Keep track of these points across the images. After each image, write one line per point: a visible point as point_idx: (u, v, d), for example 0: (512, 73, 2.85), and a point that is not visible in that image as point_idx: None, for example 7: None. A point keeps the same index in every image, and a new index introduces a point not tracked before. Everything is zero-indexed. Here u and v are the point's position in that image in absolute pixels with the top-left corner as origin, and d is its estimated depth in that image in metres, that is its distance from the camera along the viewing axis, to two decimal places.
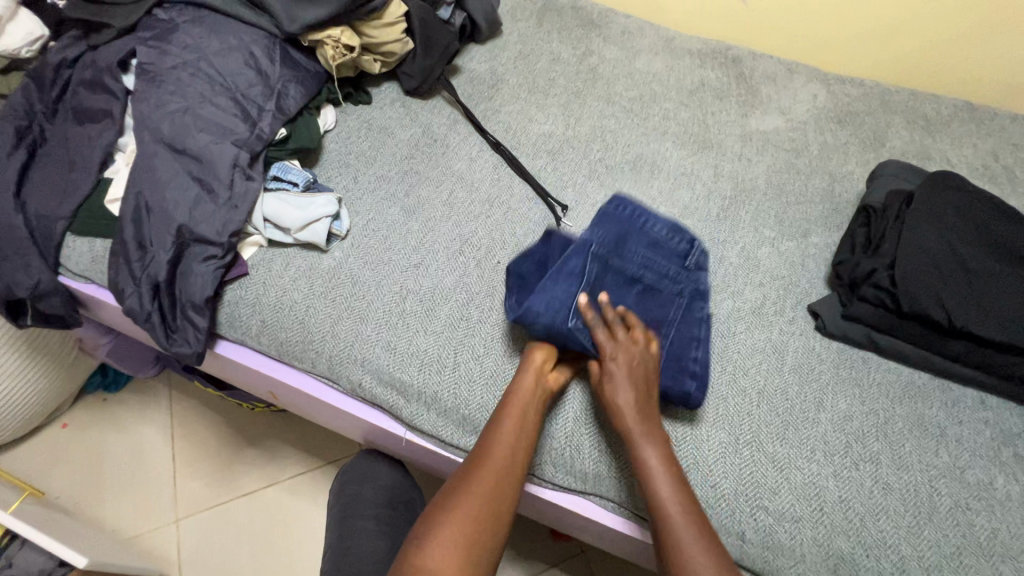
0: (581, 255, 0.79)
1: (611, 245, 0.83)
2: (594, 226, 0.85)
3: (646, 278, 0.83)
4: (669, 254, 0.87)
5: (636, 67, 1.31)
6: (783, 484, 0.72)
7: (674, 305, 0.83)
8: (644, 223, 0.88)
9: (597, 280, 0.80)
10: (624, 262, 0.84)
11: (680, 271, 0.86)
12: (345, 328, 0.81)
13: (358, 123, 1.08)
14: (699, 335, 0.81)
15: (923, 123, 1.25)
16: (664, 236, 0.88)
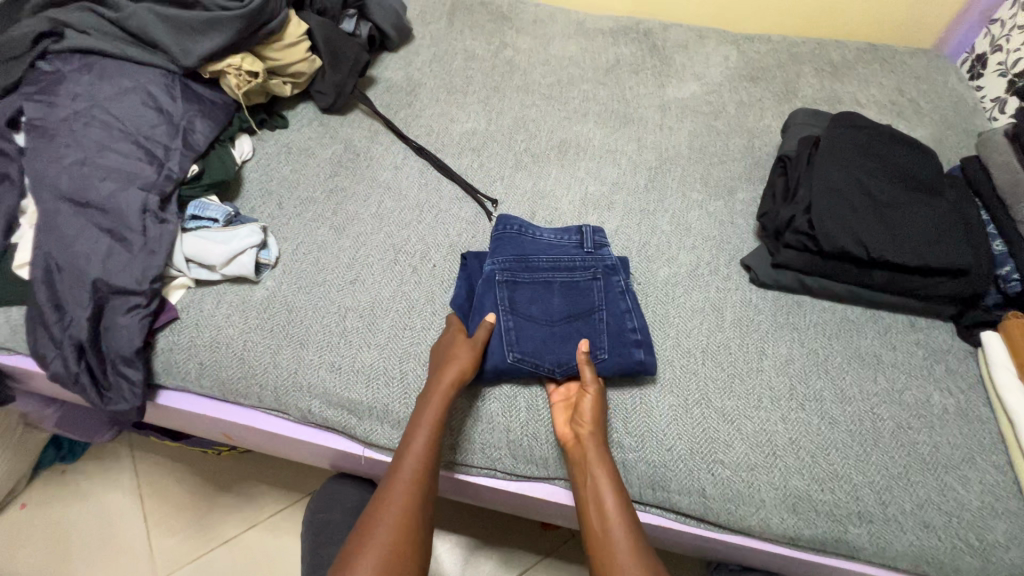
0: (490, 289, 0.81)
1: (513, 262, 0.84)
2: (493, 253, 0.86)
3: (559, 276, 0.84)
4: (567, 249, 0.88)
5: (552, 54, 1.32)
6: (736, 436, 0.74)
7: (594, 288, 0.83)
8: (535, 233, 0.89)
9: (515, 301, 0.81)
10: (533, 267, 0.84)
11: (584, 257, 0.86)
12: (286, 357, 0.80)
13: (277, 149, 1.06)
14: (630, 305, 0.82)
15: (831, 69, 1.29)
16: (554, 240, 0.89)
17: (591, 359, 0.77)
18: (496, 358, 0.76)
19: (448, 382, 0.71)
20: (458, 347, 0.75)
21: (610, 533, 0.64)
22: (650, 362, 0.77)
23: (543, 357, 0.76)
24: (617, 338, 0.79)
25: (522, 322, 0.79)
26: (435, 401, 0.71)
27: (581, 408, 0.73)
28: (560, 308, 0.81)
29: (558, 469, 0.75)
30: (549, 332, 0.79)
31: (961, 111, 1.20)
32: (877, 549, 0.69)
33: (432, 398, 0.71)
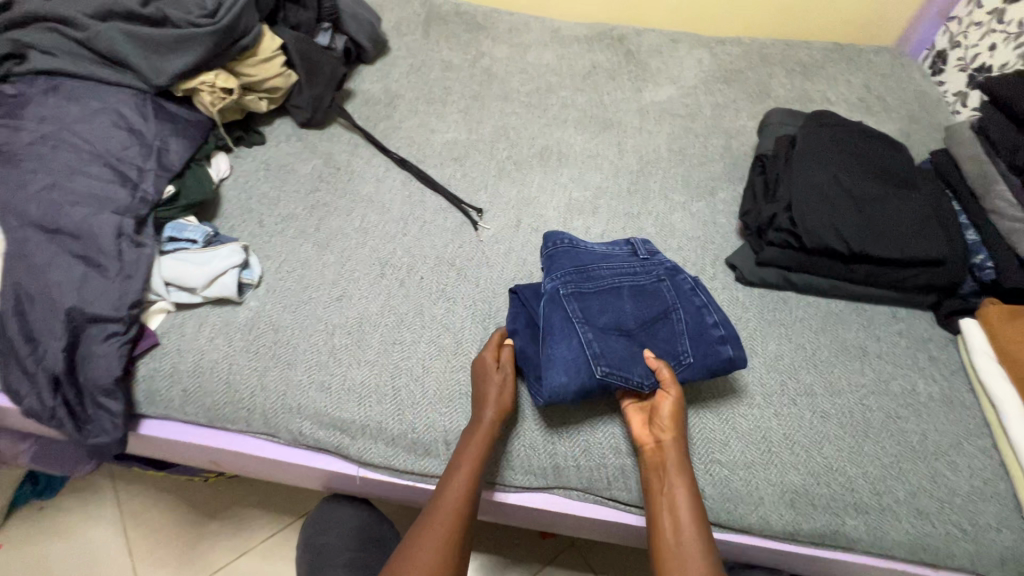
0: (556, 306, 0.76)
1: (574, 274, 0.80)
2: (549, 270, 0.81)
3: (625, 284, 0.80)
4: (622, 258, 0.85)
5: (529, 62, 1.33)
6: (731, 435, 0.74)
7: (662, 291, 0.80)
8: (585, 244, 0.85)
9: (586, 313, 0.76)
10: (595, 278, 0.80)
11: (642, 264, 0.84)
12: (274, 378, 0.78)
13: (255, 166, 1.05)
14: (704, 301, 0.79)
15: (801, 69, 1.33)
16: (606, 251, 0.86)
17: (677, 365, 0.74)
18: (581, 376, 0.70)
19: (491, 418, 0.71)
20: (499, 377, 0.74)
21: (679, 531, 0.65)
22: (739, 357, 0.74)
23: (633, 369, 0.72)
24: (702, 340, 0.75)
25: (601, 336, 0.74)
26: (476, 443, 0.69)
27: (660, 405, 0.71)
28: (634, 315, 0.77)
29: (557, 479, 0.75)
30: (629, 346, 0.75)
31: (927, 105, 1.24)
32: (875, 539, 0.70)
33: (476, 434, 0.70)
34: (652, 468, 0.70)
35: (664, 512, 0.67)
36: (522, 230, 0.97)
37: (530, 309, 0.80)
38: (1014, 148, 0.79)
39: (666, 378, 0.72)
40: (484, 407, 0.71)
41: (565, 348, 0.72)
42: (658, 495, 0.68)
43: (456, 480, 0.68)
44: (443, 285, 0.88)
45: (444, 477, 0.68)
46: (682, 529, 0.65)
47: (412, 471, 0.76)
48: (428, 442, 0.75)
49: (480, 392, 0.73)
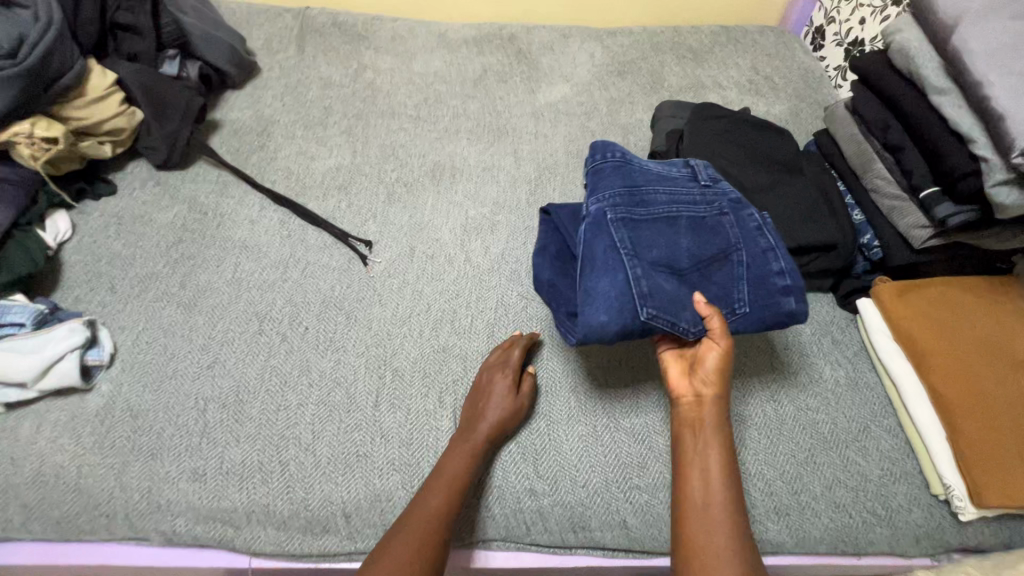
0: (601, 233, 0.69)
1: (626, 198, 0.72)
2: (595, 189, 0.73)
3: (683, 212, 0.72)
4: (681, 180, 0.76)
5: (415, 71, 1.25)
6: (648, 456, 0.71)
7: (723, 225, 0.73)
8: (639, 162, 0.76)
9: (634, 244, 0.69)
10: (649, 202, 0.72)
11: (703, 191, 0.75)
12: (135, 474, 0.67)
13: (104, 221, 0.91)
14: (770, 243, 0.72)
15: (691, 55, 1.32)
16: (665, 171, 0.77)
17: (728, 315, 0.69)
18: (630, 315, 0.64)
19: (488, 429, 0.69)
20: (497, 389, 0.72)
21: (704, 495, 0.62)
22: (800, 311, 0.69)
23: (680, 315, 0.66)
24: (763, 288, 0.69)
25: (649, 272, 0.67)
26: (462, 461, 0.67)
27: (704, 358, 0.68)
28: (691, 252, 0.70)
29: (474, 532, 0.68)
30: (680, 287, 0.68)
31: (811, 82, 1.27)
32: (798, 540, 0.68)
33: (466, 442, 0.68)
34: (688, 427, 0.67)
35: (693, 476, 0.64)
36: (417, 259, 0.90)
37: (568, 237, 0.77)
38: (884, 127, 0.78)
39: (715, 329, 0.67)
40: (482, 414, 0.71)
41: (609, 281, 0.65)
42: (688, 458, 0.65)
43: (438, 489, 0.65)
44: (331, 333, 0.80)
45: (427, 485, 0.65)
46: (713, 500, 0.62)
47: (308, 554, 0.67)
48: (324, 519, 0.67)
49: (482, 400, 0.72)
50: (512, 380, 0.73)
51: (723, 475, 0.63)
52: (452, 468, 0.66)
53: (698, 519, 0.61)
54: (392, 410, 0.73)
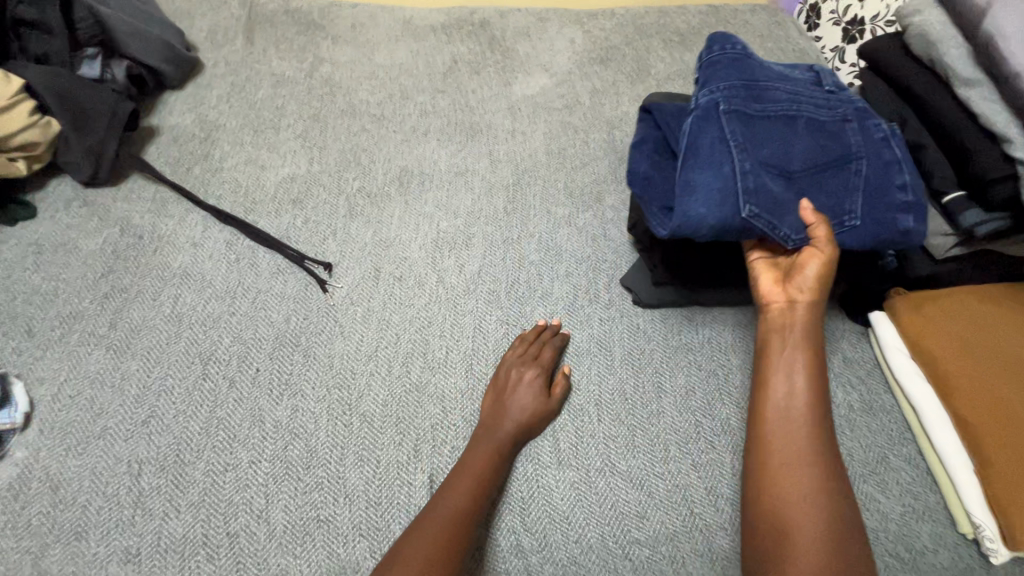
0: (712, 123, 0.63)
1: (742, 90, 0.65)
2: (710, 77, 0.67)
3: (803, 112, 0.66)
4: (803, 83, 0.69)
5: (378, 63, 1.13)
6: (647, 504, 0.64)
7: (848, 131, 0.65)
8: (760, 60, 0.70)
9: (747, 139, 0.62)
10: (768, 98, 0.65)
11: (827, 96, 0.68)
12: (56, 560, 0.57)
13: (21, 251, 0.80)
14: (898, 154, 0.64)
15: (679, 38, 1.22)
16: (786, 72, 0.70)
17: (835, 227, 0.62)
18: (729, 211, 0.59)
19: (508, 431, 0.65)
20: (524, 389, 0.68)
21: (788, 415, 0.57)
22: (919, 231, 0.62)
23: (782, 218, 0.60)
24: (880, 201, 0.63)
25: (758, 170, 0.61)
26: (453, 502, 0.59)
27: (804, 266, 0.61)
28: (807, 157, 0.63)
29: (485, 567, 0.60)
30: (788, 189, 0.62)
31: (808, 65, 1.18)
32: None
33: (483, 443, 0.64)
34: (781, 338, 0.60)
35: (776, 397, 0.58)
36: (383, 282, 0.80)
37: (667, 131, 0.71)
38: (900, 121, 0.70)
39: (820, 235, 0.60)
40: (501, 412, 0.67)
41: (712, 174, 0.61)
42: (776, 373, 0.59)
43: (455, 493, 0.60)
44: (286, 374, 0.71)
45: (442, 490, 0.60)
46: (795, 425, 0.57)
47: None
48: None
49: (505, 397, 0.68)
50: (540, 375, 0.69)
51: (810, 397, 0.57)
52: (440, 511, 0.58)
53: (782, 441, 0.56)
54: (358, 464, 0.65)
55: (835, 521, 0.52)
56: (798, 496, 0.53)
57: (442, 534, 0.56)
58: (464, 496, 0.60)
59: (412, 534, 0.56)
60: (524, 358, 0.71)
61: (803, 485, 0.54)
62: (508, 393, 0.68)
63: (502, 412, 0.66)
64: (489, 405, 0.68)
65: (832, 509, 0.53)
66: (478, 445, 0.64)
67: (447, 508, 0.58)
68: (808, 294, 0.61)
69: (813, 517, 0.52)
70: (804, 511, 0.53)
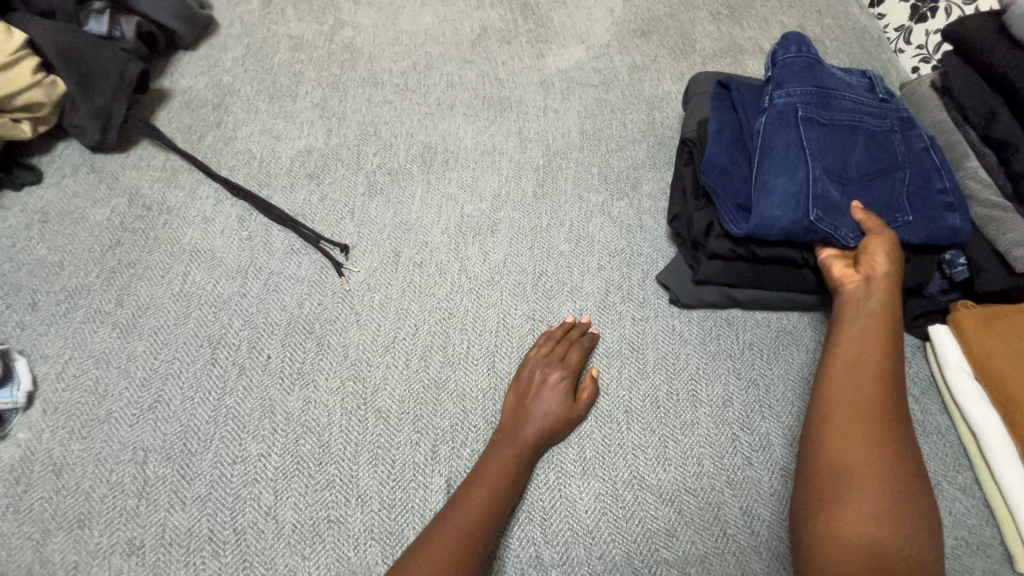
0: (784, 131, 0.66)
1: (814, 97, 0.68)
2: (781, 82, 0.69)
3: (865, 121, 0.68)
4: (861, 89, 0.71)
5: (402, 29, 1.05)
6: (677, 522, 0.60)
7: (898, 140, 0.68)
8: (825, 66, 0.72)
9: (815, 146, 0.65)
10: (834, 106, 0.68)
11: (880, 104, 0.70)
12: (57, 547, 0.55)
13: (26, 218, 0.76)
14: (937, 163, 0.67)
15: (727, 10, 1.12)
16: (847, 78, 0.72)
17: (892, 224, 0.64)
18: (796, 216, 0.62)
19: (535, 429, 0.61)
20: (548, 390, 0.63)
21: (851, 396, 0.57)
22: (963, 229, 0.64)
23: (841, 221, 0.63)
24: (926, 202, 0.65)
25: (823, 176, 0.64)
26: (471, 514, 0.55)
27: (872, 250, 0.61)
28: (863, 164, 0.66)
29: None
30: (847, 193, 0.64)
31: (869, 46, 1.08)
32: None
33: (510, 440, 0.60)
34: (851, 319, 0.61)
35: (841, 377, 0.58)
36: (401, 268, 0.75)
37: (741, 122, 0.71)
38: (989, 116, 0.66)
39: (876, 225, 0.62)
40: (524, 415, 0.62)
41: (786, 180, 0.63)
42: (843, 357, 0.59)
43: (489, 483, 0.57)
44: (298, 364, 0.67)
45: (473, 479, 0.58)
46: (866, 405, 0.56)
47: None
48: None
49: (529, 399, 0.63)
50: (567, 375, 0.65)
51: (877, 377, 0.57)
52: (455, 522, 0.54)
53: (847, 417, 0.55)
54: (372, 463, 0.61)
55: (902, 497, 0.51)
56: (871, 472, 0.52)
57: (475, 524, 0.54)
58: (496, 487, 0.57)
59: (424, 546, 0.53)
60: (551, 357, 0.66)
61: (876, 462, 0.53)
62: (531, 394, 0.63)
63: (527, 414, 0.62)
64: (513, 409, 0.63)
65: (898, 484, 0.52)
66: (502, 441, 0.61)
67: (463, 518, 0.54)
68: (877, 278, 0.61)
69: (876, 495, 0.51)
70: (868, 488, 0.51)
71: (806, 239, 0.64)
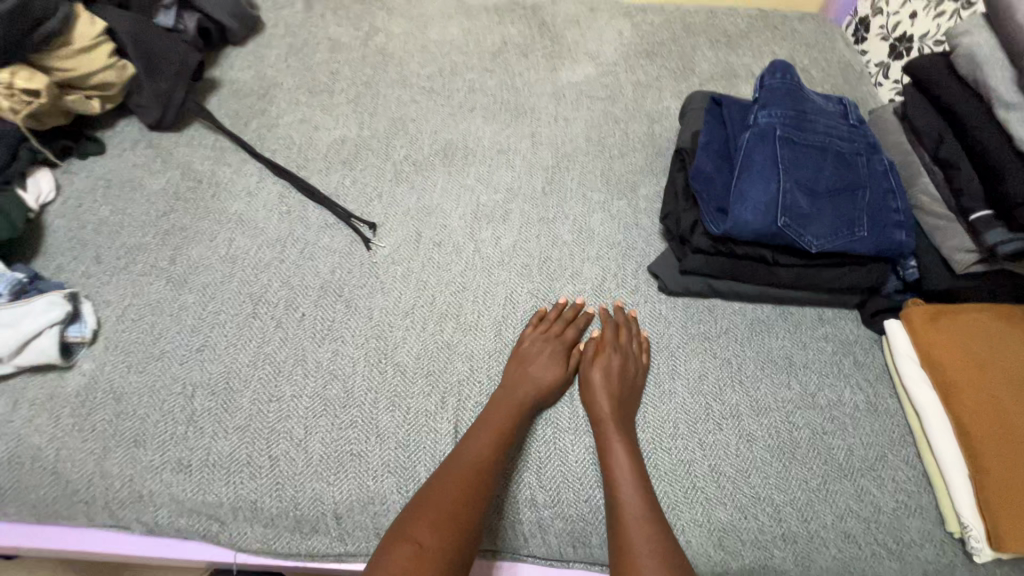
0: (763, 146, 0.76)
1: (792, 119, 0.78)
2: (766, 104, 0.79)
3: (835, 143, 0.78)
4: (835, 115, 0.82)
5: (430, 39, 1.16)
6: (655, 474, 0.68)
7: (862, 163, 0.78)
8: (806, 93, 0.82)
9: (789, 162, 0.75)
10: (809, 128, 0.78)
11: (851, 129, 0.81)
12: (116, 462, 0.64)
13: (91, 184, 0.85)
14: (894, 185, 0.77)
15: (724, 39, 1.24)
16: (824, 105, 0.83)
17: (849, 235, 0.74)
18: (767, 220, 0.72)
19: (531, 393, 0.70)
20: (542, 359, 0.73)
21: (629, 440, 0.68)
22: (910, 243, 0.74)
23: (807, 227, 0.73)
24: (882, 217, 0.75)
25: (794, 188, 0.74)
26: (475, 462, 0.63)
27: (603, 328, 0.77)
28: (829, 180, 0.76)
29: (499, 511, 0.66)
30: (814, 204, 0.74)
31: (851, 78, 1.19)
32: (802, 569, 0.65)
33: (506, 401, 0.69)
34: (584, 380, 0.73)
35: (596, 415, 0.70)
36: (422, 246, 0.84)
37: (730, 135, 0.82)
38: (938, 140, 0.76)
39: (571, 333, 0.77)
40: (522, 378, 0.71)
41: (761, 188, 0.73)
42: (607, 415, 0.69)
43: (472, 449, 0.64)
44: (328, 322, 0.76)
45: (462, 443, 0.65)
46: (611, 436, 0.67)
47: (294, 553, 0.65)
48: (314, 516, 0.64)
49: (525, 365, 0.72)
50: (559, 345, 0.75)
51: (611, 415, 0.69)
52: (463, 463, 0.63)
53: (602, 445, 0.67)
54: (390, 409, 0.70)
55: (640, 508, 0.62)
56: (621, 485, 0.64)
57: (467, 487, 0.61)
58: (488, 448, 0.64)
59: (436, 484, 0.61)
60: (543, 331, 0.76)
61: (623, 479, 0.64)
62: (526, 361, 0.73)
63: (524, 377, 0.71)
64: (512, 372, 0.72)
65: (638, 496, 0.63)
66: (492, 404, 0.69)
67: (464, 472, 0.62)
68: (619, 355, 0.74)
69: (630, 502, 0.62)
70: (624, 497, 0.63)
71: (775, 241, 0.74)
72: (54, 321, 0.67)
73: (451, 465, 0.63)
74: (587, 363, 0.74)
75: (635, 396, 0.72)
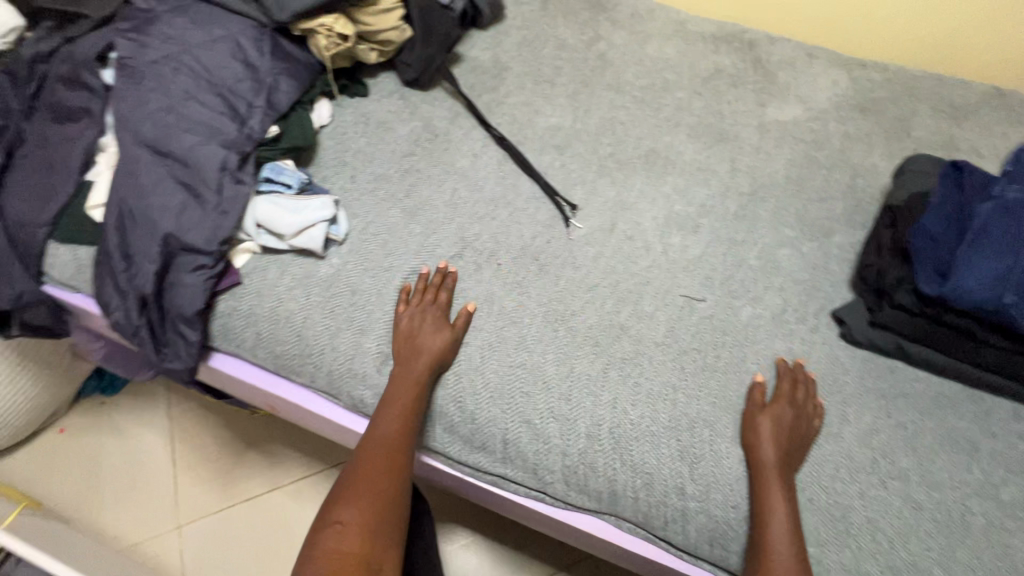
0: (1007, 219, 0.73)
1: None
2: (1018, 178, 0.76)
3: None
4: None
5: (647, 53, 1.23)
6: (806, 506, 0.69)
7: None
8: None
9: None
10: None
11: None
12: (344, 341, 0.77)
13: (355, 119, 1.02)
14: None
15: (950, 110, 1.18)
16: None
17: None
18: (993, 294, 0.69)
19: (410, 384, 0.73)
20: (442, 347, 0.75)
21: (788, 489, 0.68)
22: None
23: None
24: None
25: None
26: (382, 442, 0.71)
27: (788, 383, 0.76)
28: None
29: (643, 486, 0.73)
30: None
31: None
32: None
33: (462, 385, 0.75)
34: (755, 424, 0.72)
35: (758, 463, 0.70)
36: (615, 236, 0.91)
37: (964, 202, 0.79)
38: None
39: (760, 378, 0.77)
40: (416, 356, 0.74)
41: (994, 261, 0.71)
42: (768, 463, 0.69)
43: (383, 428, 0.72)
44: (521, 277, 0.85)
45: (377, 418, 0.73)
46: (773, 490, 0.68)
47: (465, 462, 0.77)
48: (485, 434, 0.75)
49: (411, 345, 0.75)
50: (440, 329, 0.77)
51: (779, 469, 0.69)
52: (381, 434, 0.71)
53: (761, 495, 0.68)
54: (557, 362, 0.77)
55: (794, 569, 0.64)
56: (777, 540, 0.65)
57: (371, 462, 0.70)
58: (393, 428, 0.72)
59: (363, 457, 0.71)
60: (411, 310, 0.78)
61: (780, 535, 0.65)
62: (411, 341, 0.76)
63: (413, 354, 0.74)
64: (401, 350, 0.75)
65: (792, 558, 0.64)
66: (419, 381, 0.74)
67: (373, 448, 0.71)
68: (793, 410, 0.73)
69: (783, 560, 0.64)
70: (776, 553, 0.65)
71: (995, 318, 0.71)
72: (321, 218, 0.80)
73: (366, 447, 0.71)
74: (755, 409, 0.74)
75: (802, 450, 0.72)
